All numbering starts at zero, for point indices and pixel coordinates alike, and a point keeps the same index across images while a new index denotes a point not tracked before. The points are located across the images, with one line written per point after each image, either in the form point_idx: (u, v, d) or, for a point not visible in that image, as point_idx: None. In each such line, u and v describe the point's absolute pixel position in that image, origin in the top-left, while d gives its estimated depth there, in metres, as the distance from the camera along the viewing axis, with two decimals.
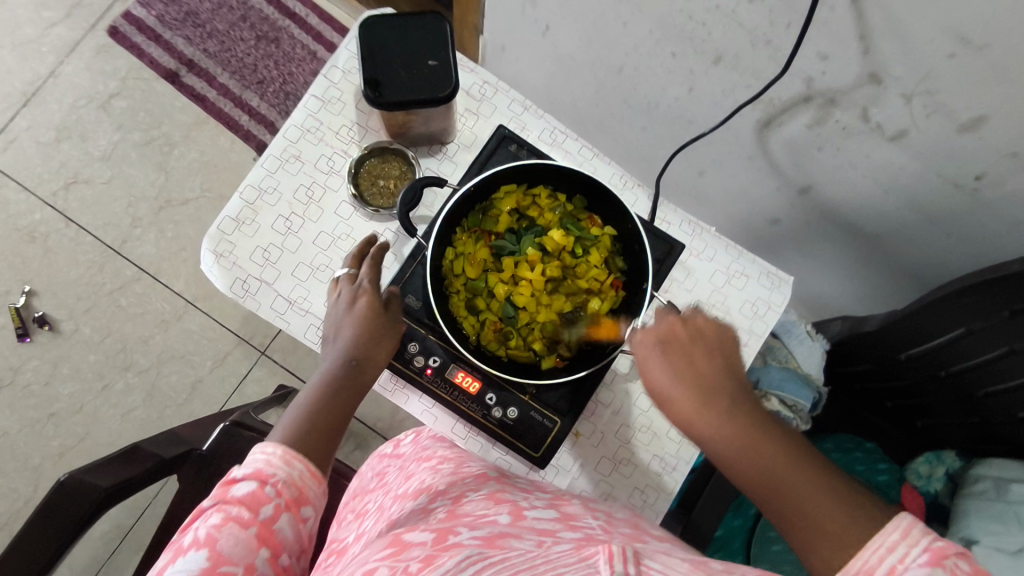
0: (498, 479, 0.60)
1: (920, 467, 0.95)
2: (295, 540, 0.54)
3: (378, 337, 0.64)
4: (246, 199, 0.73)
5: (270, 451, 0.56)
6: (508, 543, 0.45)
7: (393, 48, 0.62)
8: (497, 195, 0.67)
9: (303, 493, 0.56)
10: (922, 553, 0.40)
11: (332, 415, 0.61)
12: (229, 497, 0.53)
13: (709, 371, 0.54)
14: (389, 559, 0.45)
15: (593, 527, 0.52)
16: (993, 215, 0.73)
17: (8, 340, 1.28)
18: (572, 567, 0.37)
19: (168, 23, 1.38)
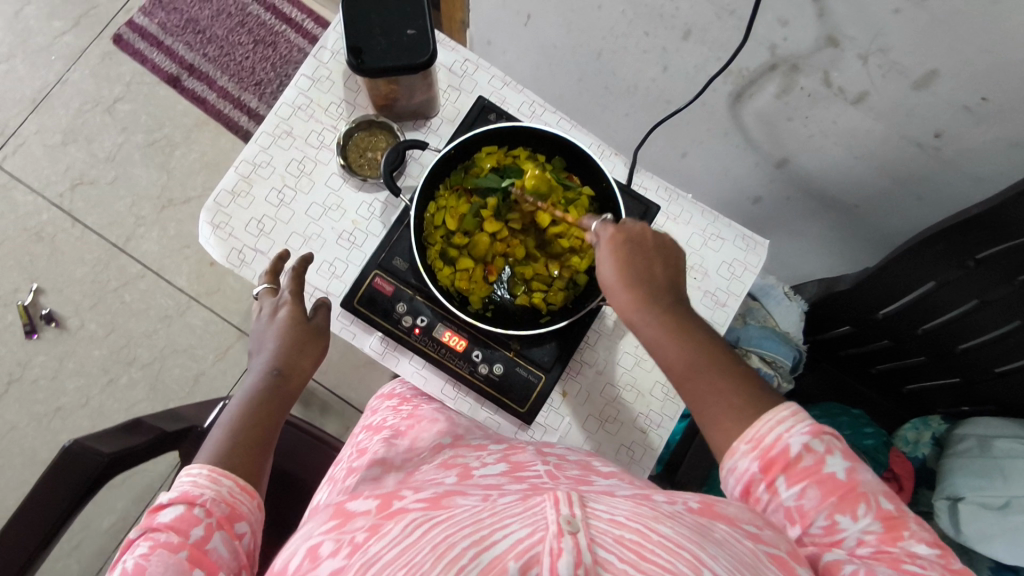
0: (454, 443, 0.61)
1: (907, 433, 0.97)
2: (233, 556, 0.53)
3: (300, 345, 0.67)
4: (241, 173, 0.77)
5: (195, 473, 0.57)
6: (454, 501, 0.46)
7: (375, 18, 0.65)
8: (479, 154, 0.70)
9: (235, 509, 0.56)
10: (805, 427, 0.51)
11: (259, 426, 0.63)
12: (157, 525, 0.52)
13: (658, 275, 0.61)
14: (333, 532, 0.45)
15: (539, 476, 0.55)
16: (955, 172, 0.76)
17: (16, 337, 1.31)
18: (516, 517, 0.38)
19: (170, 30, 1.44)
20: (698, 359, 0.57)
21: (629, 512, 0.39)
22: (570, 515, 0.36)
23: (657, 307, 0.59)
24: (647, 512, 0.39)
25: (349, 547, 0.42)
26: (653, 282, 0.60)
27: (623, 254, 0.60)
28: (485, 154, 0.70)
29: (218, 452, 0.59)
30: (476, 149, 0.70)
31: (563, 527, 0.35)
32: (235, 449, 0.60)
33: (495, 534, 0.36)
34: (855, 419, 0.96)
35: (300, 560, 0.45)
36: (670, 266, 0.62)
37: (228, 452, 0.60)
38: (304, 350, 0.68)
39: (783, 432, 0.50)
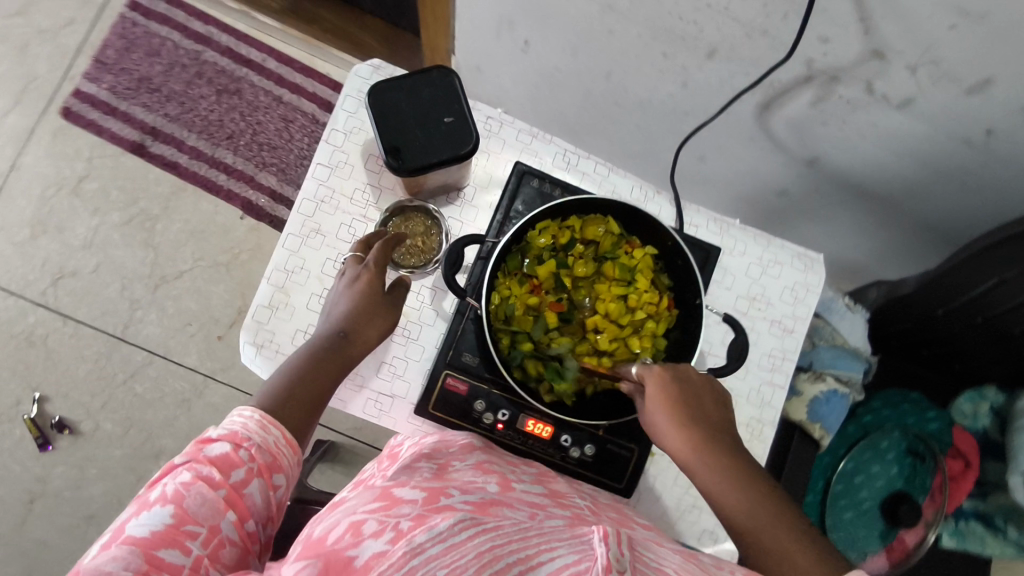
0: (485, 449, 0.65)
1: (964, 406, 0.97)
2: (264, 507, 0.54)
3: (373, 314, 0.65)
4: (275, 283, 0.72)
5: (247, 416, 0.57)
6: (501, 512, 0.50)
7: (407, 114, 0.60)
8: (532, 233, 0.66)
9: (277, 459, 0.56)
10: None
11: (315, 389, 0.61)
12: (203, 457, 0.53)
13: (709, 418, 0.59)
14: (378, 513, 0.47)
15: (582, 507, 0.59)
16: (1006, 162, 0.75)
17: (28, 452, 1.24)
18: (566, 543, 0.44)
19: (122, 94, 1.33)
20: (755, 506, 0.53)
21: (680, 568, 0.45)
22: (617, 553, 0.41)
23: (710, 453, 0.57)
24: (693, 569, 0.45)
25: (394, 532, 0.44)
26: (707, 424, 0.59)
27: (668, 392, 0.59)
28: (537, 233, 0.66)
29: (273, 402, 0.59)
30: (528, 229, 0.66)
31: (611, 564, 0.40)
32: (290, 399, 0.60)
33: (541, 555, 0.43)
34: (918, 406, 0.97)
35: (338, 533, 0.45)
36: (720, 406, 0.61)
37: (285, 405, 0.59)
38: (374, 320, 0.65)
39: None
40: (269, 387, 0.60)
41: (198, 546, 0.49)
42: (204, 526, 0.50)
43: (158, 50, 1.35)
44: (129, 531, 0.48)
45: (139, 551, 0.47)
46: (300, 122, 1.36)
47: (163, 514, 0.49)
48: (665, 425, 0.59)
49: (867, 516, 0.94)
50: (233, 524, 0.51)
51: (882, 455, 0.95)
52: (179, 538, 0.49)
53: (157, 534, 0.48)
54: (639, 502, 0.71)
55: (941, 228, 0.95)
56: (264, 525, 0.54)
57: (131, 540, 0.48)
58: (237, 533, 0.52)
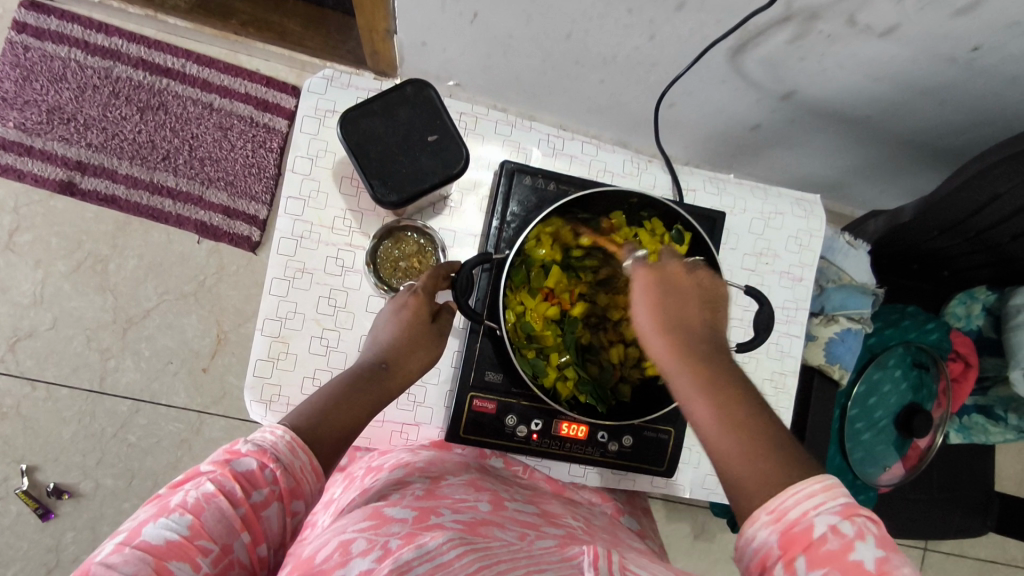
0: (479, 468, 0.66)
1: (956, 309, 1.02)
2: (278, 533, 0.49)
3: (416, 345, 0.62)
4: (270, 333, 0.67)
5: (278, 432, 0.51)
6: (492, 531, 0.52)
7: (385, 139, 0.55)
8: (528, 245, 0.63)
9: (300, 484, 0.50)
10: (836, 505, 0.43)
11: (356, 413, 0.56)
12: (229, 469, 0.48)
13: (694, 315, 0.57)
14: (368, 532, 0.49)
15: (574, 526, 0.60)
16: (989, 74, 0.74)
17: (31, 525, 1.17)
18: (556, 564, 0.46)
19: (34, 130, 1.20)
20: (727, 404, 0.50)
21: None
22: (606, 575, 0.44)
23: (689, 347, 0.54)
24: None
25: (381, 550, 0.46)
26: (688, 322, 0.56)
27: (656, 292, 0.57)
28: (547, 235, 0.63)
29: (306, 424, 0.53)
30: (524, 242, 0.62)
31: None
32: (326, 424, 0.54)
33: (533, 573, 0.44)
34: (916, 318, 0.99)
35: (327, 553, 0.48)
36: (711, 310, 0.58)
37: (318, 430, 0.53)
38: (417, 350, 0.62)
39: (809, 507, 0.43)
40: (303, 409, 0.54)
41: (208, 564, 0.45)
42: (216, 544, 0.46)
43: (62, 74, 1.22)
44: (145, 535, 0.45)
45: (150, 560, 0.44)
46: (238, 128, 1.25)
47: (179, 524, 0.46)
48: (648, 320, 0.56)
49: (884, 432, 0.97)
50: (246, 546, 0.47)
51: (891, 371, 0.97)
52: (190, 553, 0.45)
53: (172, 543, 0.45)
54: (679, 473, 0.75)
55: (921, 140, 0.94)
56: (276, 549, 0.50)
57: (144, 546, 0.45)
58: (248, 555, 0.48)
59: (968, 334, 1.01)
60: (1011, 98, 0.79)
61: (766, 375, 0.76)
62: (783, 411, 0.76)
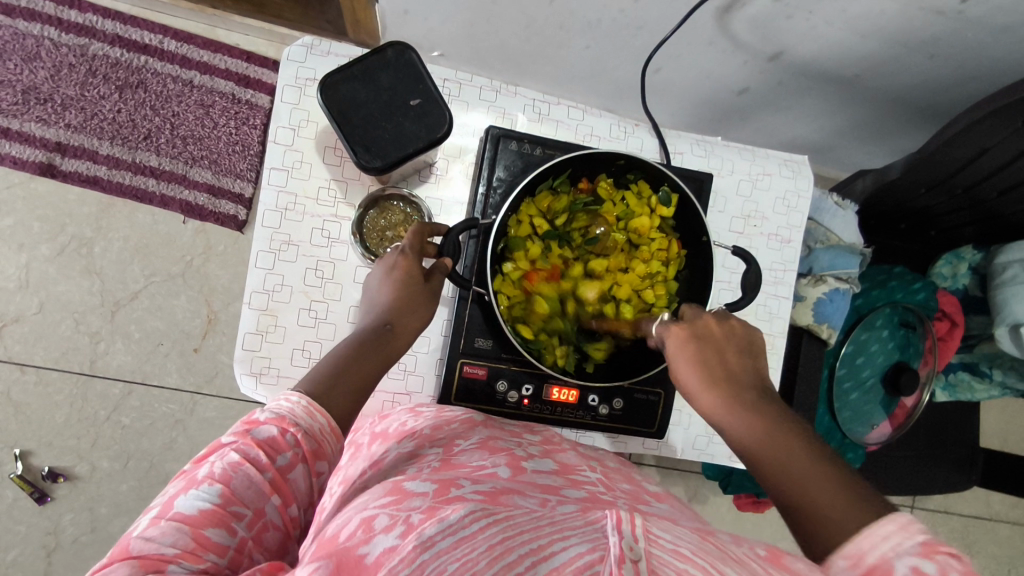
0: (485, 423, 0.63)
1: (943, 270, 1.02)
2: (308, 493, 0.49)
3: (414, 304, 0.61)
4: (258, 306, 0.67)
5: (294, 400, 0.51)
6: (512, 499, 0.48)
7: (366, 103, 0.54)
8: (513, 214, 0.63)
9: (322, 446, 0.50)
10: (914, 544, 0.41)
11: (361, 376, 0.56)
12: (251, 438, 0.48)
13: (738, 370, 0.57)
14: (389, 508, 0.45)
15: (594, 482, 0.57)
16: (978, 27, 0.73)
17: (28, 509, 1.17)
18: (579, 530, 0.44)
19: (10, 111, 1.18)
20: (783, 448, 0.51)
21: (696, 550, 0.42)
22: (632, 542, 0.41)
23: (735, 399, 0.55)
24: (714, 552, 0.43)
25: (404, 525, 0.43)
26: (725, 373, 0.57)
27: (687, 350, 0.57)
28: (539, 200, 0.64)
29: (319, 386, 0.53)
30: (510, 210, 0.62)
31: (624, 554, 0.40)
32: (336, 390, 0.54)
33: (556, 544, 0.42)
34: (903, 279, 1.00)
35: (350, 530, 0.44)
36: (746, 357, 0.58)
37: (332, 387, 0.54)
38: (415, 309, 0.61)
39: (888, 550, 0.41)
40: (313, 376, 0.54)
41: (243, 528, 0.45)
42: (249, 508, 0.46)
43: (36, 53, 1.19)
44: (176, 507, 0.44)
45: (186, 529, 0.43)
46: (220, 105, 1.23)
47: (210, 493, 0.45)
48: (688, 380, 0.57)
49: (872, 392, 0.99)
50: (278, 508, 0.47)
51: (877, 331, 0.98)
52: (225, 519, 0.44)
53: (205, 512, 0.44)
54: (670, 434, 0.76)
55: (908, 99, 0.94)
56: (306, 510, 0.50)
57: (179, 517, 0.43)
58: (281, 517, 0.48)
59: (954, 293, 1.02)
60: (999, 53, 0.78)
61: None
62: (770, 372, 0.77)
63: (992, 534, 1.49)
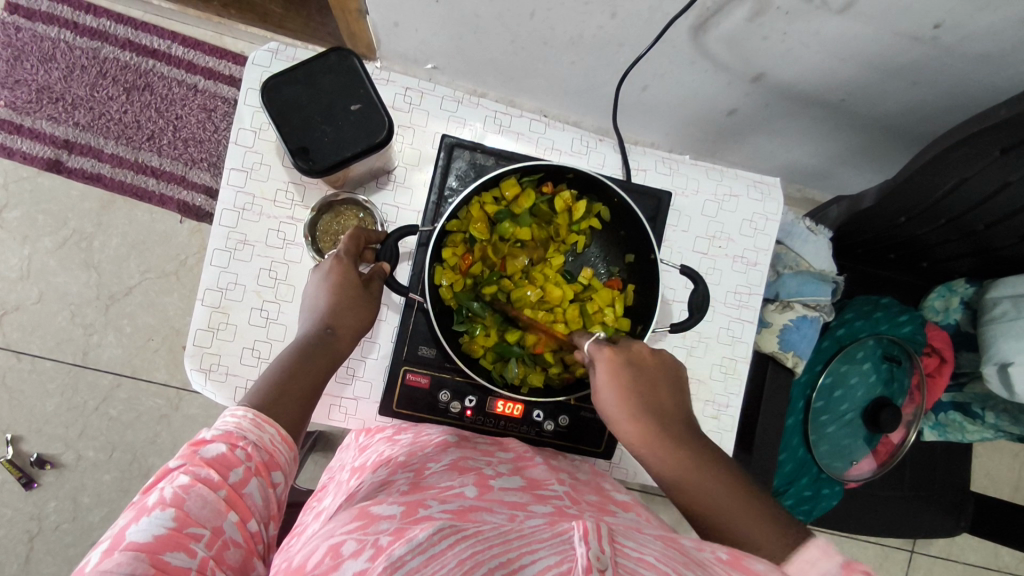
0: (459, 444, 0.62)
1: (934, 303, 0.98)
2: (264, 506, 0.50)
3: (358, 308, 0.61)
4: (211, 304, 0.67)
5: (240, 414, 0.52)
6: (480, 516, 0.47)
7: (308, 106, 0.55)
8: (463, 213, 0.62)
9: (274, 457, 0.51)
10: None
11: (307, 382, 0.56)
12: (199, 458, 0.48)
13: (664, 400, 0.58)
14: (356, 532, 0.44)
15: (560, 496, 0.56)
16: (958, 53, 0.71)
17: (14, 493, 1.19)
18: (545, 542, 0.43)
19: (24, 109, 1.23)
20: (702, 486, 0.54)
21: (660, 556, 0.44)
22: (598, 552, 0.41)
23: (655, 431, 0.56)
24: (675, 558, 0.44)
25: (372, 549, 0.41)
26: (656, 408, 0.57)
27: (620, 378, 0.57)
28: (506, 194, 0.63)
29: (266, 398, 0.54)
30: (459, 211, 0.61)
31: (592, 564, 0.40)
32: (283, 396, 0.55)
33: (523, 558, 0.41)
34: (889, 310, 0.96)
35: (318, 558, 0.42)
36: (673, 386, 0.59)
37: (279, 399, 0.55)
38: (357, 313, 0.61)
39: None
40: (258, 386, 0.55)
41: (203, 548, 0.45)
42: (207, 528, 0.46)
43: (51, 54, 1.24)
44: (130, 538, 0.43)
45: (144, 556, 0.42)
46: (222, 110, 1.27)
47: (164, 518, 0.45)
48: (621, 417, 0.57)
49: (851, 426, 0.96)
50: (237, 525, 0.47)
51: (858, 365, 0.96)
52: (183, 542, 0.44)
53: (161, 537, 0.44)
54: (622, 456, 0.74)
55: (896, 125, 0.92)
56: (266, 524, 0.50)
57: (134, 546, 0.43)
58: (242, 533, 0.47)
59: (945, 328, 0.98)
60: (983, 80, 0.76)
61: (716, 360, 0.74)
62: (732, 397, 0.74)
63: None
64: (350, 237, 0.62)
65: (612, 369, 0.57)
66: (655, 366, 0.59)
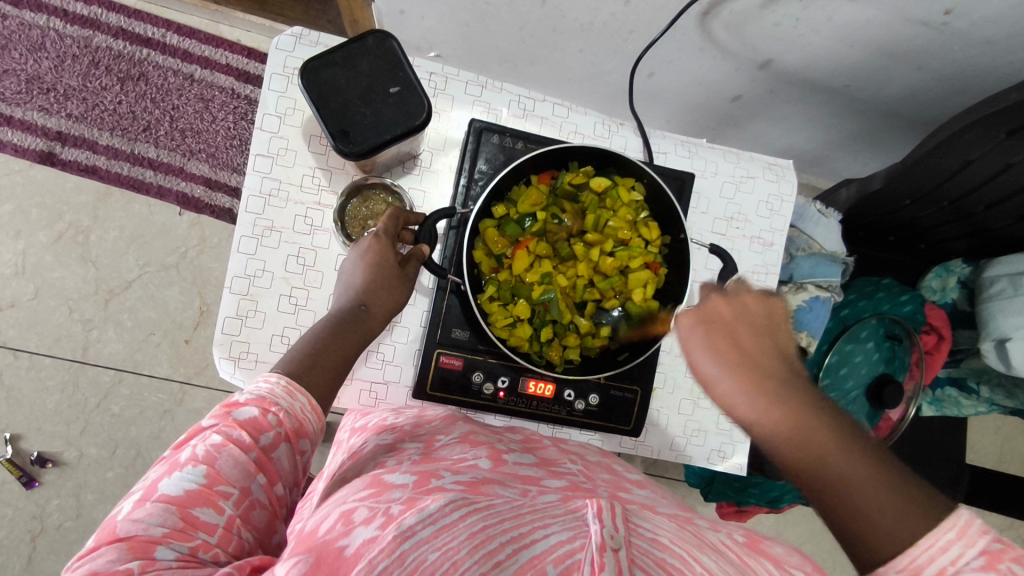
0: (467, 421, 0.62)
1: (932, 283, 1.03)
2: (292, 472, 0.47)
3: (389, 287, 0.60)
4: (239, 291, 0.67)
5: (272, 381, 0.49)
6: (492, 489, 0.44)
7: (347, 89, 0.56)
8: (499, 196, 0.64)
9: (304, 425, 0.48)
10: (977, 555, 0.40)
11: (339, 354, 0.55)
12: (232, 420, 0.45)
13: (763, 354, 0.53)
14: (368, 500, 0.40)
15: (573, 472, 0.54)
16: (964, 38, 0.74)
17: (14, 493, 1.15)
18: (558, 518, 0.41)
19: (13, 100, 1.19)
20: (818, 448, 0.48)
21: (675, 538, 0.41)
22: (613, 530, 0.37)
23: (761, 386, 0.51)
24: (692, 541, 0.41)
25: (384, 517, 0.38)
26: (757, 367, 0.52)
27: (713, 335, 0.53)
28: (540, 177, 0.66)
29: (297, 368, 0.52)
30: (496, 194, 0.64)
31: (605, 543, 0.36)
32: (316, 366, 0.53)
33: (536, 533, 0.39)
34: (890, 290, 1.00)
35: (329, 524, 0.39)
36: (770, 341, 0.54)
37: (309, 370, 0.52)
38: (391, 293, 0.60)
39: (947, 563, 0.40)
40: (291, 354, 0.53)
41: (231, 507, 0.42)
42: (236, 488, 0.43)
43: (41, 43, 1.20)
44: (162, 490, 0.41)
45: (174, 509, 0.41)
46: (219, 99, 1.24)
47: (195, 474, 0.42)
48: (716, 373, 0.52)
49: (855, 403, 0.98)
50: (264, 487, 0.44)
51: (862, 343, 0.98)
52: (212, 499, 0.42)
53: (191, 492, 0.41)
54: (647, 434, 0.75)
55: (899, 109, 0.94)
56: (292, 489, 0.47)
57: (166, 498, 0.41)
58: (268, 496, 0.45)
59: (943, 307, 1.02)
60: (984, 65, 0.79)
61: None
62: None
63: None
64: (388, 219, 0.62)
65: (698, 333, 0.54)
66: (739, 320, 0.55)
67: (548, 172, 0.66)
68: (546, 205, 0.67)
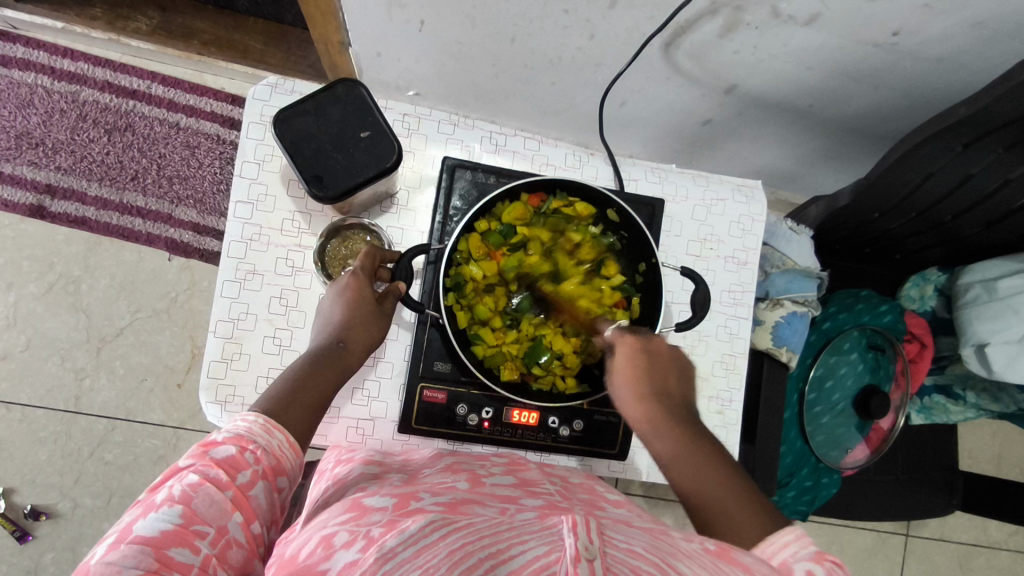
0: (449, 451, 0.63)
1: (910, 292, 1.04)
2: (270, 510, 0.47)
3: (367, 322, 0.61)
4: (223, 335, 0.68)
5: (249, 420, 0.50)
6: (471, 509, 0.44)
7: (319, 136, 0.58)
8: (478, 222, 0.66)
9: (281, 462, 0.49)
10: (808, 551, 0.46)
11: (317, 391, 0.55)
12: (209, 459, 0.45)
13: (675, 391, 0.61)
14: (349, 523, 0.42)
15: (550, 491, 0.54)
16: (915, 57, 0.77)
17: (9, 548, 1.14)
18: (535, 534, 0.40)
19: (3, 156, 1.21)
20: (700, 465, 0.56)
21: (647, 547, 0.41)
22: (587, 542, 0.38)
23: (666, 416, 0.59)
24: (664, 550, 0.42)
25: (365, 539, 0.39)
26: (665, 396, 0.61)
27: (634, 361, 0.61)
28: (530, 196, 0.67)
29: (274, 407, 0.52)
30: (475, 220, 0.65)
31: (580, 554, 0.37)
32: (294, 404, 0.53)
33: (513, 548, 0.38)
34: (869, 302, 1.00)
35: (309, 550, 0.41)
36: (686, 380, 0.63)
37: (288, 409, 0.52)
38: (368, 328, 0.61)
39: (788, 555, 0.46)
40: (270, 393, 0.54)
41: (207, 546, 0.42)
42: (212, 526, 0.43)
43: (29, 100, 1.22)
44: (137, 531, 0.41)
45: (150, 550, 0.40)
46: (205, 146, 1.26)
47: (171, 514, 0.42)
48: (626, 390, 0.61)
49: (843, 415, 0.99)
50: (242, 525, 0.44)
51: (846, 355, 0.99)
52: (188, 538, 0.42)
53: (167, 532, 0.41)
54: (635, 457, 0.76)
55: (864, 126, 0.97)
56: (271, 527, 0.47)
57: (140, 540, 0.41)
58: (245, 534, 0.44)
59: (922, 315, 1.03)
60: (938, 82, 0.82)
61: (716, 356, 0.77)
62: (734, 393, 0.77)
63: (994, 562, 1.42)
64: (364, 258, 0.64)
65: (631, 351, 0.62)
66: (672, 357, 0.63)
67: (539, 193, 0.67)
68: (524, 230, 0.67)
